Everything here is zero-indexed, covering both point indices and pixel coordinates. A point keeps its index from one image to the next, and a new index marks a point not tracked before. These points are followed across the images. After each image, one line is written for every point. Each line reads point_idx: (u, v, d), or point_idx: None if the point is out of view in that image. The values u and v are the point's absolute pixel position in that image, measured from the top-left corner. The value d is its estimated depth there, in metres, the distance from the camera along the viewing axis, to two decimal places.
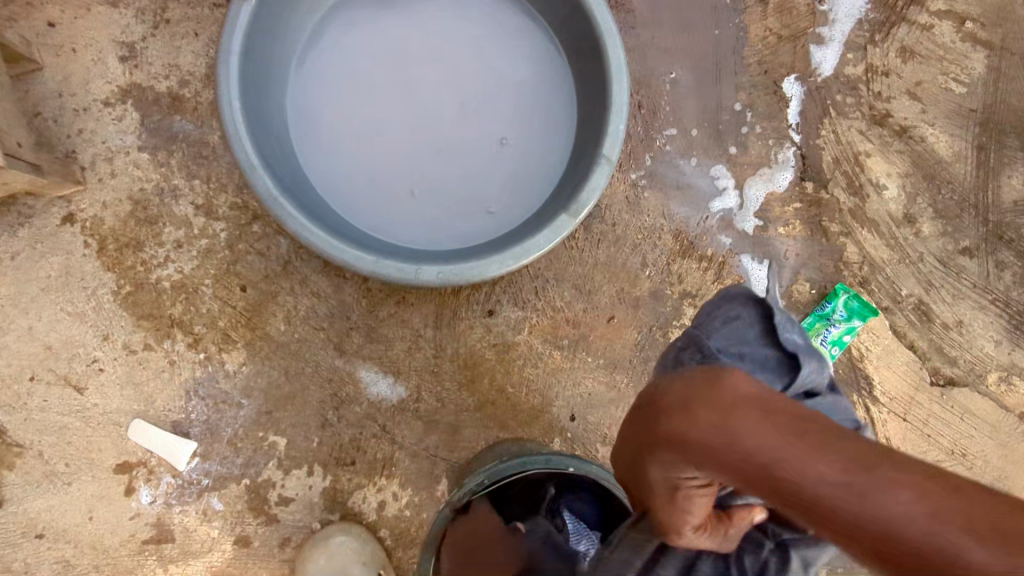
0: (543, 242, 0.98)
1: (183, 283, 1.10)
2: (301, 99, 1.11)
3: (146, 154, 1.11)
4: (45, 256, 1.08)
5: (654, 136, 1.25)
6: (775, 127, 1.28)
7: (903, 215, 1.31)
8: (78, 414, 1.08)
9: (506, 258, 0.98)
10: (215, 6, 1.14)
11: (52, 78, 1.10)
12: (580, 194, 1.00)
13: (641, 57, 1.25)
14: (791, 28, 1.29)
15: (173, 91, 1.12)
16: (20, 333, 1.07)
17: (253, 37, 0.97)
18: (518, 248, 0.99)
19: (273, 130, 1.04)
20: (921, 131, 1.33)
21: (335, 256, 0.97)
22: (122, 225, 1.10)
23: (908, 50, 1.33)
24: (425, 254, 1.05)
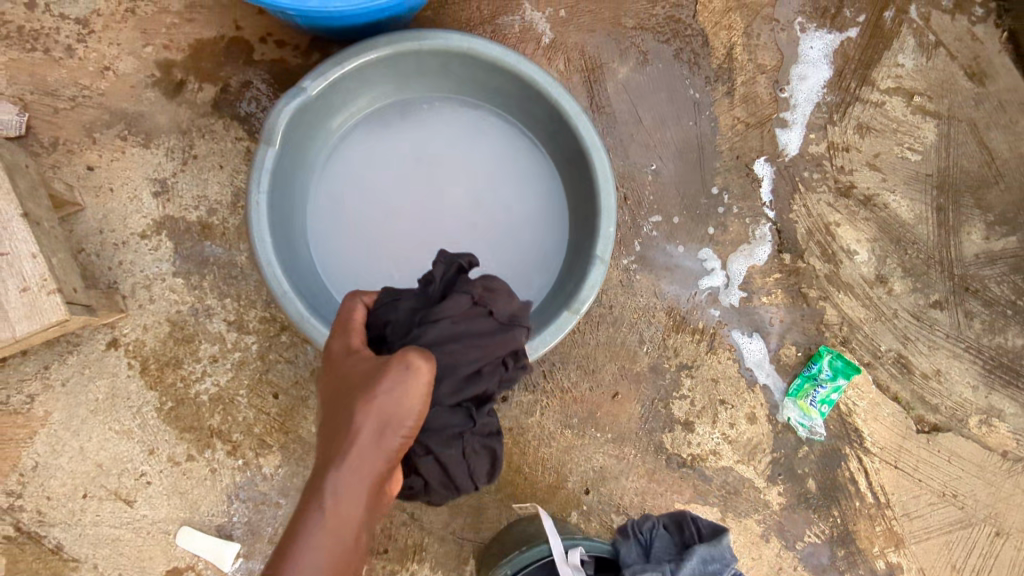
0: (548, 339, 1.09)
1: (220, 395, 1.20)
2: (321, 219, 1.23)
3: (180, 278, 1.22)
4: (92, 380, 1.17)
5: (640, 223, 1.37)
6: (750, 205, 1.40)
7: (874, 276, 1.42)
8: (129, 525, 1.16)
9: None
10: (237, 139, 1.26)
11: (93, 217, 1.21)
12: (579, 292, 1.10)
13: (624, 153, 1.38)
14: (757, 115, 1.42)
15: (202, 219, 1.24)
16: (73, 454, 1.16)
17: (278, 176, 1.09)
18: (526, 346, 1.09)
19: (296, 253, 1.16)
20: (883, 198, 1.45)
21: None
22: (162, 345, 1.20)
23: (864, 126, 1.46)
24: None
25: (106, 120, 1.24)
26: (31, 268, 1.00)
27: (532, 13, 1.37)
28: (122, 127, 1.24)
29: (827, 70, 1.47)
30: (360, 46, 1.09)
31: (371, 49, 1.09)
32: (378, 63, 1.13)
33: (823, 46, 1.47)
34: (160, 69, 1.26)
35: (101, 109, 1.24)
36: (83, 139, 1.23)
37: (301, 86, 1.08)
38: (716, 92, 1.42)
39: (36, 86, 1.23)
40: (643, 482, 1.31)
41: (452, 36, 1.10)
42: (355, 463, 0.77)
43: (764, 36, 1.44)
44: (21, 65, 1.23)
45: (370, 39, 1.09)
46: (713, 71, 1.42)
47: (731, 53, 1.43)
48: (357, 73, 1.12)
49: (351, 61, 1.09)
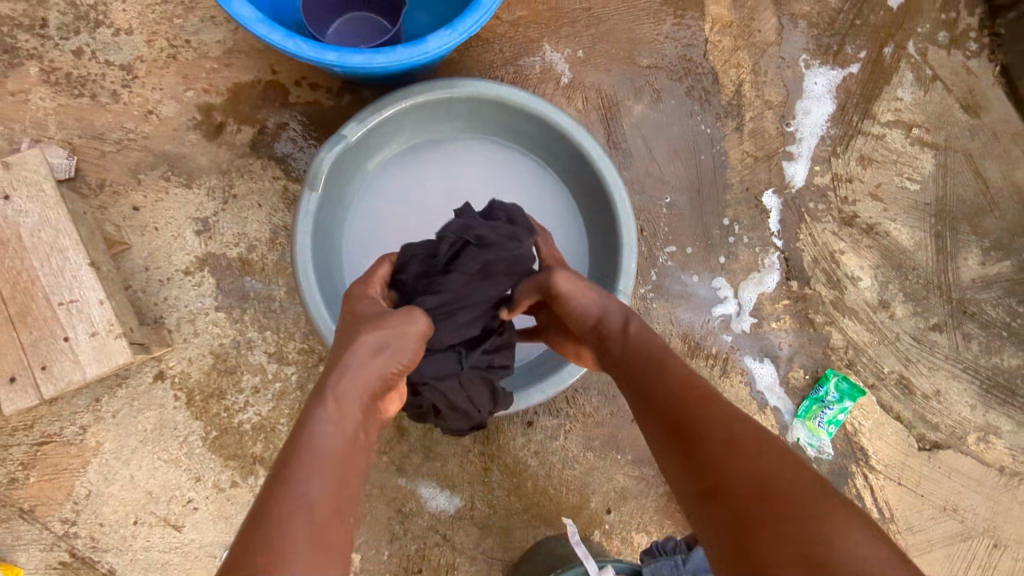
0: (575, 371, 1.16)
1: (262, 424, 1.26)
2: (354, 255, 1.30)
3: (223, 312, 1.28)
4: (141, 411, 1.23)
5: (656, 253, 1.44)
6: (759, 235, 1.47)
7: (878, 301, 1.50)
8: (177, 550, 1.22)
9: (544, 389, 1.16)
10: (273, 178, 1.33)
11: (140, 254, 1.28)
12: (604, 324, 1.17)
13: (640, 186, 1.45)
14: (765, 149, 1.50)
15: (242, 255, 1.30)
16: (123, 482, 1.22)
17: (319, 218, 1.15)
18: (554, 378, 1.16)
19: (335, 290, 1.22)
20: (885, 226, 1.53)
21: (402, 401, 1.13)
22: (206, 377, 1.26)
23: (866, 158, 1.54)
24: None
25: (150, 161, 1.30)
26: (98, 313, 1.08)
27: (552, 55, 1.45)
28: (165, 168, 1.30)
29: (830, 105, 1.54)
30: (396, 94, 1.15)
31: (407, 96, 1.16)
32: (412, 109, 1.19)
33: (827, 82, 1.54)
34: (201, 112, 1.32)
35: (145, 151, 1.30)
36: (129, 180, 1.29)
37: (341, 133, 1.14)
38: (727, 128, 1.49)
39: (83, 130, 1.29)
40: (662, 501, 1.37)
41: (482, 83, 1.17)
42: (352, 375, 0.78)
43: (770, 73, 1.52)
44: (69, 110, 1.29)
45: (405, 87, 1.16)
46: (723, 108, 1.49)
47: (740, 90, 1.50)
48: (392, 118, 1.19)
49: (388, 108, 1.15)
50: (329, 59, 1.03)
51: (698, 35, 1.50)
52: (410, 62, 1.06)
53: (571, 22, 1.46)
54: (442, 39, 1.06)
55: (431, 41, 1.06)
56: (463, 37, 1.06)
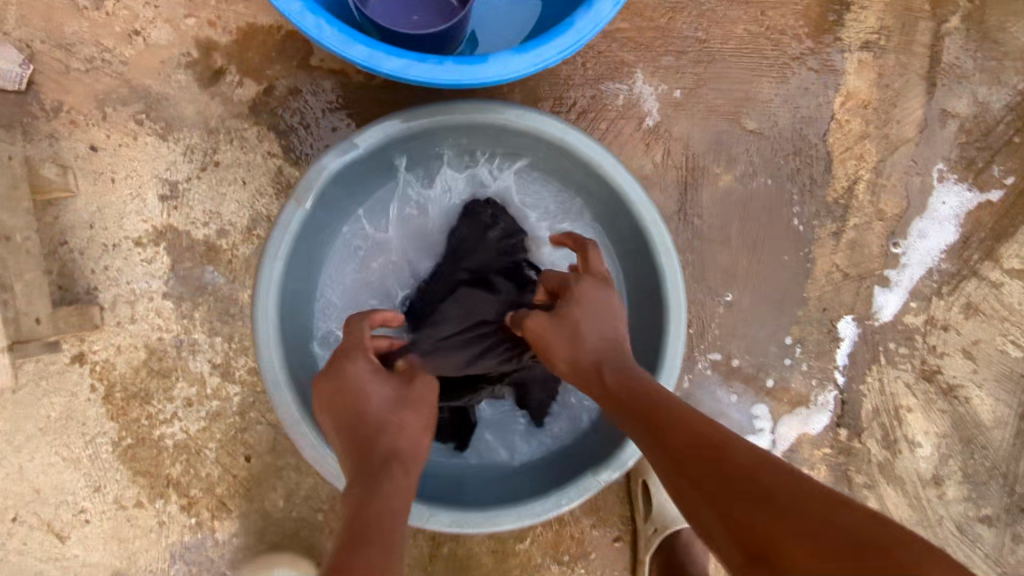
0: (562, 501, 0.92)
1: (186, 444, 1.07)
2: (340, 283, 1.06)
3: (171, 302, 1.06)
4: (46, 395, 1.04)
5: (696, 357, 1.20)
6: (821, 366, 1.23)
7: (931, 475, 1.27)
8: (57, 561, 1.06)
9: (517, 515, 0.91)
10: (269, 154, 1.07)
11: (87, 207, 1.04)
12: (615, 457, 0.93)
13: (700, 273, 1.20)
14: (859, 266, 1.23)
15: (210, 239, 1.06)
16: (10, 471, 1.05)
17: (304, 235, 0.94)
18: (532, 506, 0.92)
19: (303, 322, 1.00)
20: (967, 391, 1.28)
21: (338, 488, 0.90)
22: (133, 373, 1.06)
23: (972, 306, 1.26)
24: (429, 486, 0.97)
25: (123, 95, 1.04)
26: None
27: (643, 87, 1.16)
28: (140, 107, 1.05)
29: (952, 233, 1.25)
30: (434, 107, 0.93)
31: (446, 112, 0.93)
32: (449, 129, 0.97)
33: (958, 204, 1.25)
34: (199, 48, 1.05)
35: (119, 79, 1.04)
36: (92, 111, 1.04)
37: (353, 140, 0.92)
38: (823, 229, 1.22)
39: (48, 34, 1.03)
40: None
41: (541, 118, 0.94)
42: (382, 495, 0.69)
43: (895, 176, 1.23)
44: (37, 4, 1.03)
45: (447, 101, 0.93)
46: (826, 204, 1.22)
47: (853, 187, 1.22)
48: (423, 133, 0.96)
49: (418, 121, 0.93)
50: (358, 55, 0.81)
51: (823, 107, 1.21)
52: (458, 83, 0.84)
53: (677, 52, 1.16)
54: (507, 64, 0.84)
55: (490, 64, 0.84)
56: (535, 67, 0.85)
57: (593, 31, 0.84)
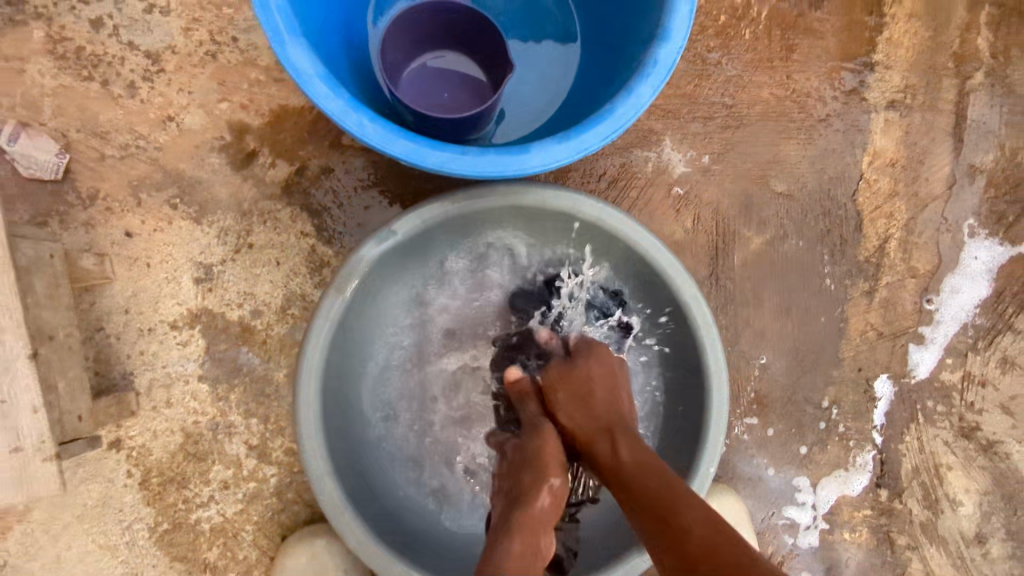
0: None
1: (223, 527, 1.06)
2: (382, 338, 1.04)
3: (206, 385, 1.06)
4: (84, 483, 1.03)
5: (733, 422, 1.20)
6: (858, 426, 1.22)
7: (974, 534, 1.23)
8: None
9: None
10: (302, 234, 1.08)
11: (122, 292, 1.05)
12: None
13: (733, 337, 1.19)
14: (893, 324, 1.23)
15: (244, 320, 1.07)
16: (46, 561, 1.03)
17: (345, 320, 0.94)
18: None
19: (370, 405, 1.03)
20: (1007, 447, 1.24)
21: (355, 547, 0.90)
22: (170, 458, 1.05)
23: (1009, 360, 1.24)
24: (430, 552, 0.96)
25: (158, 180, 1.06)
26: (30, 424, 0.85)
27: (670, 154, 1.17)
28: (174, 192, 1.06)
29: (985, 288, 1.24)
30: (469, 189, 0.94)
31: (489, 195, 0.95)
32: (489, 211, 0.97)
33: (989, 258, 1.24)
34: (232, 132, 1.06)
35: (154, 165, 1.05)
36: (128, 198, 1.05)
37: (392, 227, 0.93)
38: (856, 288, 1.22)
39: (84, 124, 1.04)
40: None
41: (580, 197, 0.95)
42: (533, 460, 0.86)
43: (925, 233, 1.23)
44: (72, 95, 1.04)
45: (481, 185, 0.95)
46: (857, 263, 1.22)
47: (884, 246, 1.22)
48: (464, 216, 0.97)
49: (459, 207, 0.94)
50: (401, 150, 0.82)
51: (850, 168, 1.22)
52: (501, 175, 0.84)
53: (704, 118, 1.18)
54: (552, 152, 0.84)
55: (533, 153, 0.84)
56: (578, 153, 0.85)
57: (637, 113, 0.84)
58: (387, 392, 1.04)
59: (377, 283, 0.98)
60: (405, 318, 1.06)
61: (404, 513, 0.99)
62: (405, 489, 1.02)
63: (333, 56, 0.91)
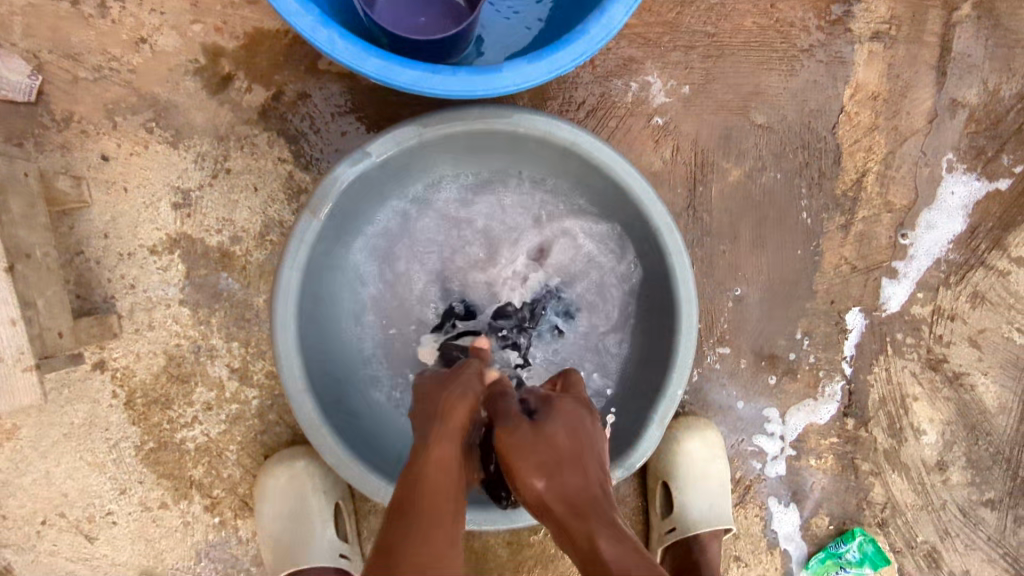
0: None
1: (208, 446, 1.09)
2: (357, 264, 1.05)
3: (187, 309, 1.07)
4: (70, 402, 1.06)
5: (706, 352, 1.23)
6: (828, 357, 1.25)
7: (935, 462, 1.28)
8: (86, 561, 1.09)
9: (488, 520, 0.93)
10: (279, 160, 1.08)
11: (100, 217, 1.06)
12: (653, 419, 0.98)
13: (709, 269, 1.21)
14: (867, 259, 1.24)
15: (223, 246, 1.07)
16: (38, 477, 1.07)
17: (319, 242, 0.95)
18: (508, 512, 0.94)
19: (347, 325, 1.05)
20: (973, 379, 1.28)
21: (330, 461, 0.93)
22: (154, 379, 1.08)
23: (980, 295, 1.27)
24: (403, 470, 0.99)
25: (132, 104, 1.05)
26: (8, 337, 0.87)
27: (651, 84, 1.17)
28: (149, 116, 1.05)
29: (960, 224, 1.25)
30: (443, 111, 0.94)
31: (463, 119, 0.94)
32: (464, 135, 0.97)
33: (965, 194, 1.25)
34: (206, 55, 1.05)
35: (127, 88, 1.05)
36: (102, 121, 1.05)
37: (366, 149, 0.93)
38: (831, 223, 1.23)
39: (54, 44, 1.03)
40: None
41: (555, 122, 0.95)
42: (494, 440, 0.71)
43: (903, 168, 1.24)
44: (43, 15, 1.03)
45: (455, 107, 0.94)
46: (834, 197, 1.23)
47: (862, 180, 1.23)
48: (439, 139, 0.97)
49: (431, 129, 0.94)
50: (372, 69, 0.82)
51: (831, 101, 1.21)
52: (474, 95, 0.84)
53: (686, 47, 1.17)
54: (525, 73, 0.84)
55: (506, 73, 0.84)
56: (550, 74, 0.85)
57: (610, 33, 0.84)
58: (364, 317, 1.07)
59: (351, 207, 0.99)
60: (380, 245, 1.07)
61: (377, 428, 1.03)
62: (381, 411, 1.06)
63: None
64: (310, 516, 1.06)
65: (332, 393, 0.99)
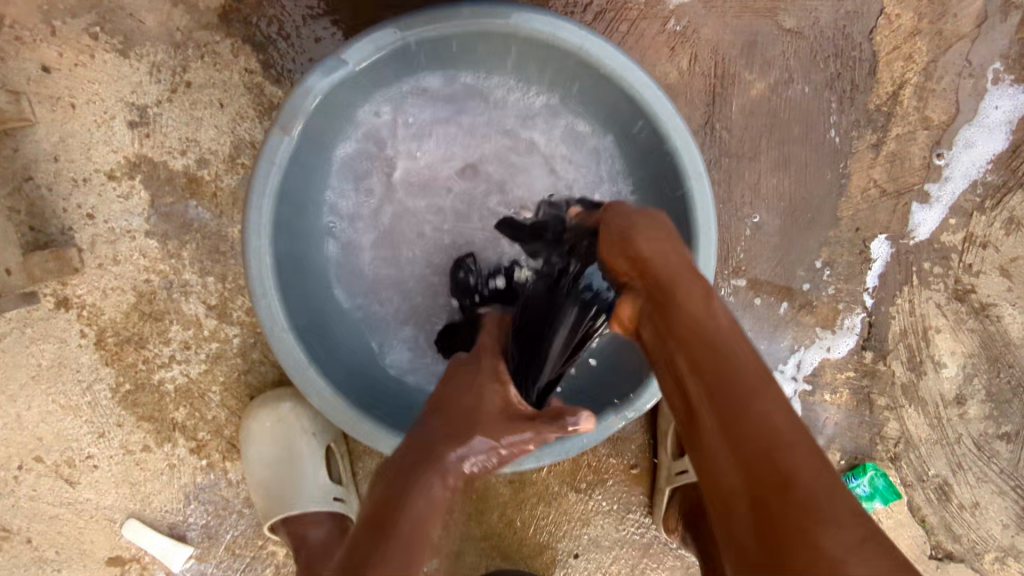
0: (560, 453, 0.88)
1: (189, 388, 1.02)
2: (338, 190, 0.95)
3: (155, 240, 0.98)
4: (36, 343, 0.99)
5: (720, 284, 1.14)
6: (850, 288, 1.17)
7: (954, 396, 1.22)
8: (69, 506, 1.04)
9: None
10: (246, 71, 0.95)
11: (47, 138, 0.94)
12: None
13: (726, 194, 1.11)
14: (898, 181, 1.14)
15: (189, 170, 0.96)
16: (10, 421, 1.01)
17: (293, 163, 0.84)
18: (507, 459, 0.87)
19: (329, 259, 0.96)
20: (1000, 310, 1.20)
21: (318, 407, 0.86)
22: (124, 317, 0.99)
23: (1015, 221, 1.17)
24: (394, 413, 0.92)
25: (71, 5, 0.92)
26: None
27: None
28: (93, 19, 0.92)
29: (1002, 142, 1.14)
30: (431, 9, 0.81)
31: (450, 19, 0.81)
32: (453, 39, 0.85)
33: (1011, 108, 1.13)
34: None
35: None
36: (40, 26, 0.92)
37: (342, 55, 0.81)
38: (862, 141, 1.12)
39: None
40: (636, 557, 1.17)
41: (558, 21, 0.82)
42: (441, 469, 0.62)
43: (945, 79, 1.11)
44: None
45: (443, 4, 0.81)
46: (866, 112, 1.11)
47: (898, 93, 1.11)
48: (426, 45, 0.85)
49: (417, 30, 0.81)
50: None
51: (870, 1, 1.08)
52: None
53: None
54: None
55: None
56: None
57: None
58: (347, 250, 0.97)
59: (327, 126, 0.88)
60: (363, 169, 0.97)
61: (366, 366, 0.96)
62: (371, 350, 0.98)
63: None
64: (300, 458, 1.01)
65: (316, 333, 0.91)
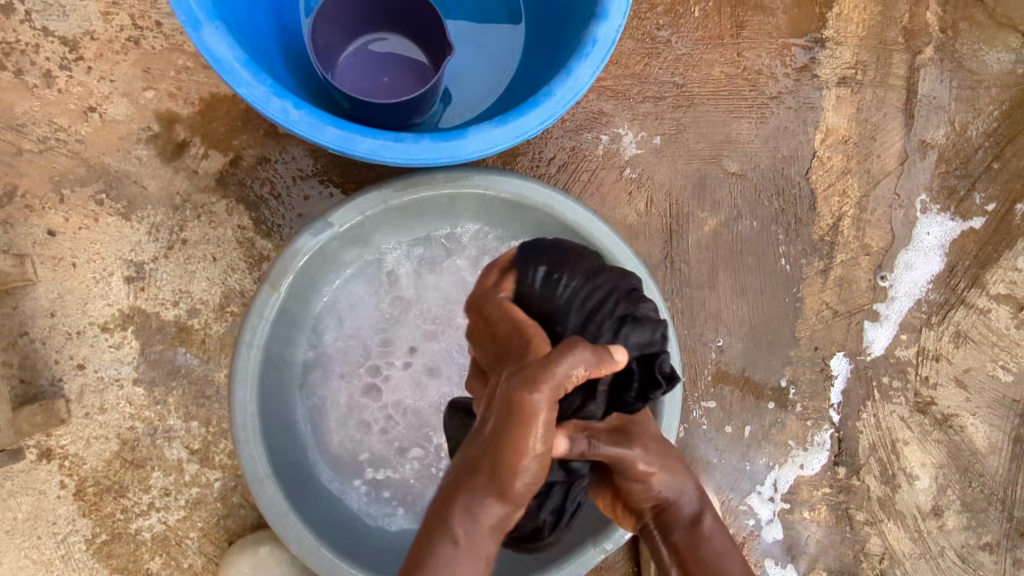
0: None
1: (166, 535, 1.01)
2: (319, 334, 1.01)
3: (142, 388, 1.01)
4: (14, 496, 0.99)
5: (692, 406, 1.19)
6: (815, 405, 1.21)
7: (930, 507, 1.24)
8: None
9: None
10: (239, 227, 1.03)
11: (45, 295, 1.00)
12: None
13: (690, 320, 1.18)
14: (848, 303, 1.22)
15: (180, 320, 1.02)
16: None
17: (280, 316, 0.90)
18: None
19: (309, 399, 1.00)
20: (961, 420, 1.25)
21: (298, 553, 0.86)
22: (106, 466, 1.00)
23: (962, 334, 1.25)
24: (374, 553, 0.92)
25: (80, 175, 1.00)
26: None
27: (622, 136, 1.15)
28: (100, 187, 1.01)
29: (938, 264, 1.24)
30: (408, 177, 0.90)
31: (426, 184, 0.91)
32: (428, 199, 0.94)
33: (941, 234, 1.25)
34: (159, 122, 1.01)
35: (75, 159, 1.00)
36: (49, 194, 1.00)
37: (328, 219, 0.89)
38: (811, 268, 1.21)
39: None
40: None
41: (523, 183, 0.92)
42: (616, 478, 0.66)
43: (878, 210, 1.23)
44: None
45: (419, 172, 0.91)
46: (811, 242, 1.21)
47: (838, 225, 1.22)
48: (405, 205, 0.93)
49: (398, 194, 0.90)
50: (331, 138, 0.78)
51: (803, 146, 1.21)
52: (437, 161, 0.81)
53: (656, 98, 1.16)
54: (490, 136, 0.81)
55: (471, 138, 0.81)
56: (517, 137, 0.82)
57: (577, 94, 0.81)
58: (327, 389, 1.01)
59: (312, 278, 0.95)
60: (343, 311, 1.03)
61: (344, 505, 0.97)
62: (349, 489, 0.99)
63: (266, 48, 0.88)
64: None
65: (296, 475, 0.92)
